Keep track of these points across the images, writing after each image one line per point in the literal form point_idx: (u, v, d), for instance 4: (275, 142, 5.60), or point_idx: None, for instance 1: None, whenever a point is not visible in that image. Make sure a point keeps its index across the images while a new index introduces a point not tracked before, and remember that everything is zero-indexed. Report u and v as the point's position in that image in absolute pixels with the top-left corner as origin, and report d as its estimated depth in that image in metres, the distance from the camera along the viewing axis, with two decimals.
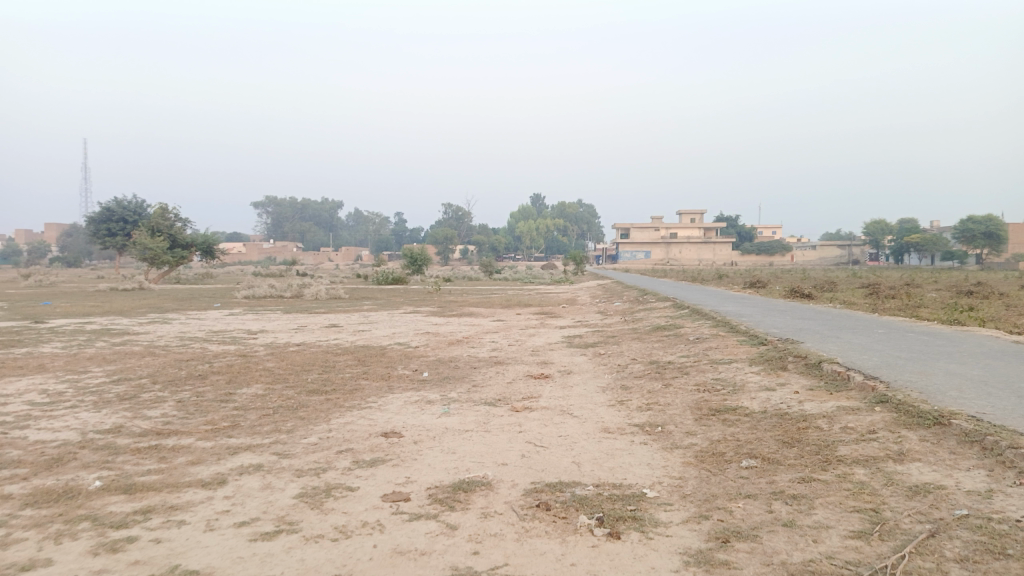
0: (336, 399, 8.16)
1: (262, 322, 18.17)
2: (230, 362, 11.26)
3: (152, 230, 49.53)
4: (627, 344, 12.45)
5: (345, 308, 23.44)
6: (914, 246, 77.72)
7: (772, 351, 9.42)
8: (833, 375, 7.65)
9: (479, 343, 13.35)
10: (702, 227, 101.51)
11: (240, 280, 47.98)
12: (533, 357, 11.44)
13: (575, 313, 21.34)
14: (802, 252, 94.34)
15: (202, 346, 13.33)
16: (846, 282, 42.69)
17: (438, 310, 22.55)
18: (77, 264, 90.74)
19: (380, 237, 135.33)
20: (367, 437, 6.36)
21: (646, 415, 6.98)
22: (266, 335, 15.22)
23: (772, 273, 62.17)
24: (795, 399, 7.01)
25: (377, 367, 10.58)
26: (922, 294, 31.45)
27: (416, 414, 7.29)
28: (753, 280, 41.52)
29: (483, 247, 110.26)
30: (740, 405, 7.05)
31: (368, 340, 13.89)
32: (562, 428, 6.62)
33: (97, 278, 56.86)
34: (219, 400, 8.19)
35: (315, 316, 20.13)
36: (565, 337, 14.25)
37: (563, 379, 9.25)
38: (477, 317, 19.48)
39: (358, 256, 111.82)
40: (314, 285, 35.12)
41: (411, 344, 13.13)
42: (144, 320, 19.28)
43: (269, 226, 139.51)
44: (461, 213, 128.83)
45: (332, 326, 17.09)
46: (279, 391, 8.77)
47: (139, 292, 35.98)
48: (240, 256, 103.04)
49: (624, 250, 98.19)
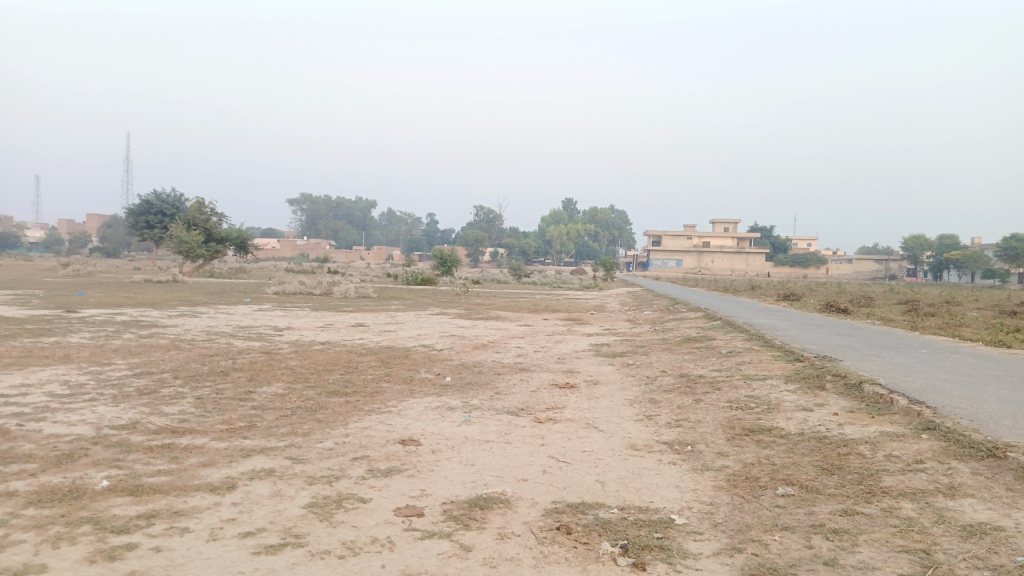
0: (356, 402, 7.97)
1: (290, 319, 18.14)
2: (253, 359, 11.16)
3: (188, 224, 50.19)
4: (657, 354, 12.10)
5: (373, 308, 23.39)
6: (954, 262, 75.74)
7: (809, 369, 9.02)
8: (874, 398, 7.26)
9: (505, 348, 13.10)
10: (736, 237, 100.21)
11: (272, 275, 48.42)
12: (559, 365, 11.16)
13: (604, 320, 21.00)
14: (838, 265, 92.59)
15: (227, 341, 13.28)
16: (883, 297, 41.62)
17: (465, 312, 22.38)
18: (116, 255, 92.49)
19: (411, 237, 135.95)
20: (384, 444, 6.14)
21: (675, 432, 6.67)
22: (292, 332, 15.14)
23: (807, 285, 61.00)
24: (834, 421, 6.64)
25: (400, 369, 10.39)
26: (963, 313, 30.49)
27: (436, 421, 7.06)
28: (787, 291, 40.71)
29: (513, 250, 110.08)
30: (775, 425, 6.70)
31: (392, 341, 13.71)
32: (587, 442, 6.33)
33: (134, 270, 57.81)
34: (238, 398, 8.05)
35: (342, 314, 20.06)
36: (593, 345, 13.94)
37: (589, 390, 8.96)
38: (504, 321, 19.24)
39: (389, 255, 112.39)
40: (344, 283, 35.22)
41: (436, 347, 12.93)
42: (173, 312, 19.37)
43: (302, 223, 140.97)
44: (492, 216, 128.89)
45: (358, 325, 16.97)
46: (299, 391, 8.61)
47: (172, 284, 36.43)
48: (274, 252, 104.19)
49: (655, 258, 97.32)
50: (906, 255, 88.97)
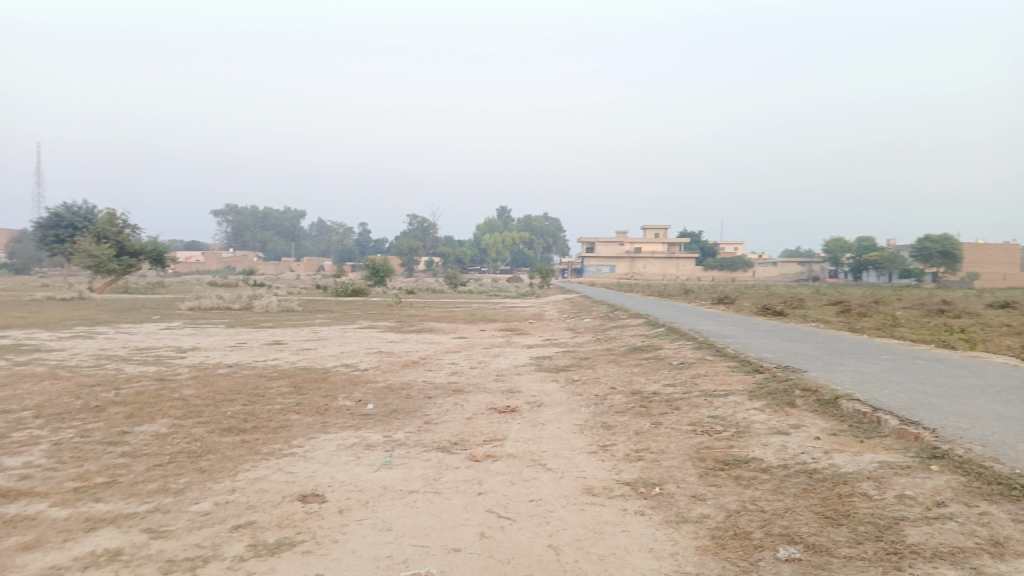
0: (254, 442, 6.60)
1: (198, 338, 16.40)
2: (142, 388, 9.58)
3: (97, 237, 46.96)
4: (604, 368, 11.07)
5: (295, 323, 21.72)
6: (873, 263, 78.33)
7: (774, 383, 8.12)
8: (857, 417, 6.37)
9: (437, 366, 11.83)
10: (667, 242, 101.42)
11: (190, 290, 45.72)
12: (497, 383, 10.00)
13: (542, 329, 19.97)
14: (765, 268, 94.72)
15: (118, 367, 11.57)
16: (812, 298, 42.11)
17: (396, 325, 20.94)
18: (24, 272, 86.79)
19: (342, 248, 132.67)
20: (278, 505, 4.83)
21: (637, 468, 5.60)
22: (197, 354, 13.46)
23: (737, 288, 61.76)
24: (818, 448, 5.70)
25: (314, 397, 9.01)
26: (892, 312, 30.86)
27: (349, 465, 5.77)
28: (722, 294, 40.66)
29: (447, 259, 108.55)
30: (752, 455, 5.69)
31: (310, 362, 12.26)
32: (534, 488, 5.18)
33: (38, 287, 53.80)
34: (106, 443, 6.57)
35: (259, 331, 18.38)
36: (533, 359, 12.80)
37: (532, 414, 7.80)
38: (437, 334, 17.95)
39: (318, 266, 109.33)
40: (267, 297, 33.21)
41: (359, 367, 11.57)
42: (66, 333, 17.32)
43: (227, 235, 135.97)
44: (426, 225, 127.20)
45: (275, 343, 15.43)
46: (188, 430, 7.16)
47: (77, 302, 33.66)
48: (198, 264, 99.89)
49: (589, 264, 97.59)
50: (829, 258, 91.64)
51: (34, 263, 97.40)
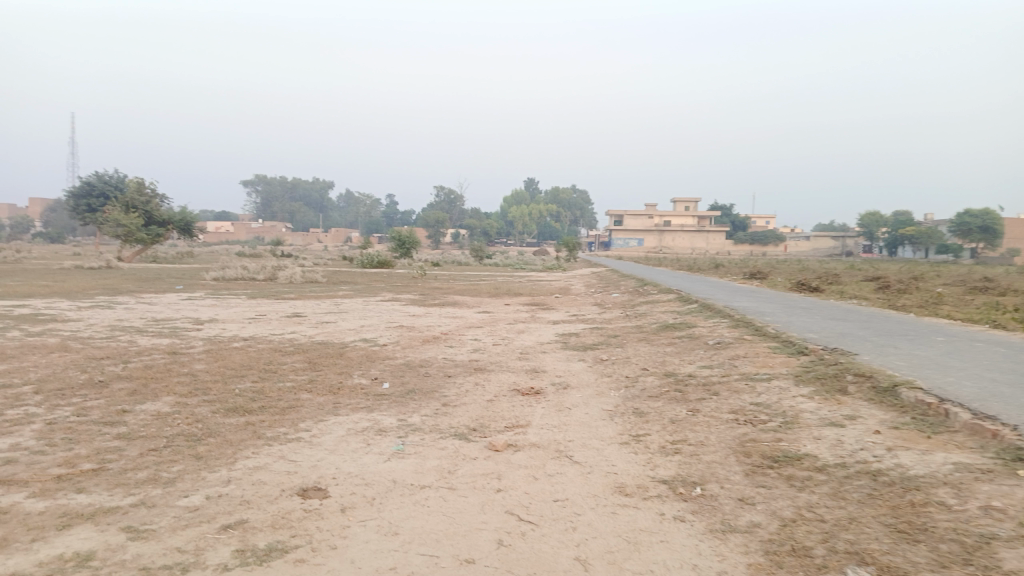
0: (259, 425, 6.15)
1: (218, 310, 16.06)
2: (151, 362, 9.21)
3: (127, 206, 47.18)
4: (635, 347, 10.45)
5: (317, 294, 21.39)
6: (909, 238, 76.18)
7: (822, 367, 7.46)
8: (921, 407, 5.71)
9: (459, 342, 11.30)
10: (696, 215, 99.76)
11: (218, 260, 45.81)
12: (521, 362, 9.46)
13: (568, 304, 19.35)
14: (797, 242, 92.77)
15: (131, 339, 11.24)
16: (847, 274, 40.84)
17: (419, 298, 20.47)
18: (60, 241, 88.20)
19: (370, 220, 132.75)
20: (274, 501, 4.35)
21: (675, 463, 5.03)
22: (214, 326, 13.11)
23: (767, 262, 60.46)
24: (880, 444, 5.07)
25: (328, 374, 8.55)
26: (932, 289, 29.71)
27: (357, 454, 5.28)
28: (754, 270, 39.55)
29: (474, 231, 108.04)
30: (804, 451, 5.09)
31: (328, 336, 11.82)
32: (559, 485, 4.64)
33: (70, 255, 54.36)
34: (102, 423, 6.17)
35: (281, 303, 18.05)
36: (560, 336, 12.22)
37: (558, 397, 7.24)
38: (461, 308, 17.43)
39: (345, 237, 109.58)
40: (292, 268, 32.99)
41: (378, 342, 11.08)
42: (86, 303, 17.11)
43: (257, 205, 136.73)
44: (453, 197, 126.50)
45: (295, 315, 15.03)
46: (190, 410, 6.73)
47: (105, 271, 33.75)
48: (227, 235, 100.52)
49: (617, 237, 96.48)
50: (863, 232, 89.41)
51: (68, 232, 98.93)
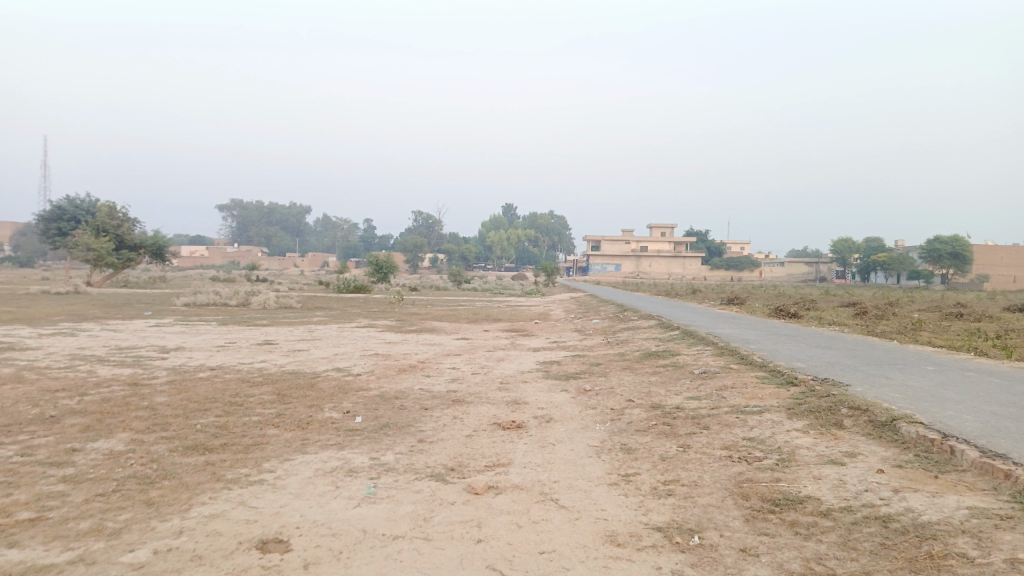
0: (220, 465, 5.69)
1: (186, 337, 15.49)
2: (109, 394, 8.69)
3: (97, 230, 46.26)
4: (618, 376, 10.11)
5: (291, 320, 20.86)
6: (882, 264, 77.17)
7: (815, 400, 7.16)
8: (924, 443, 5.43)
9: (436, 371, 10.87)
10: (673, 241, 100.42)
11: (191, 285, 44.93)
12: (501, 393, 9.07)
13: (548, 330, 19.01)
14: (772, 268, 93.51)
15: (90, 369, 10.67)
16: (824, 299, 41.03)
17: (396, 324, 20.02)
18: (29, 264, 86.42)
19: (347, 244, 131.92)
20: (229, 556, 3.91)
21: (670, 507, 4.67)
22: (181, 354, 12.57)
23: (743, 288, 60.76)
24: (886, 485, 4.76)
25: (297, 407, 8.09)
26: (907, 315, 29.82)
27: (325, 499, 4.85)
28: (732, 295, 39.59)
29: (452, 256, 107.68)
30: (805, 493, 4.76)
31: (300, 365, 11.33)
32: (545, 534, 4.25)
33: (38, 280, 53.12)
34: (47, 464, 5.67)
35: (252, 329, 17.50)
36: (540, 364, 11.84)
37: (541, 432, 6.86)
38: (438, 335, 17.02)
39: (322, 262, 108.74)
40: (266, 293, 32.34)
41: (352, 372, 10.63)
42: (48, 330, 16.44)
43: (232, 229, 135.37)
44: (431, 222, 126.19)
45: (266, 343, 14.51)
46: (146, 448, 6.24)
47: (72, 295, 32.80)
48: (202, 259, 99.17)
49: (595, 262, 96.74)
50: (837, 258, 90.49)
51: (38, 255, 97.04)
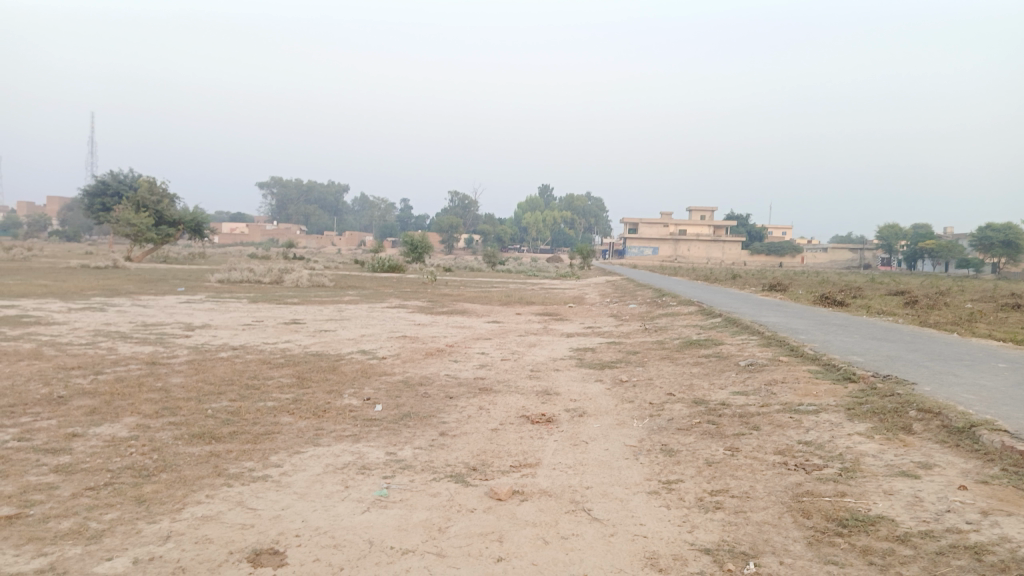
0: (224, 457, 5.26)
1: (214, 315, 15.24)
2: (124, 374, 8.36)
3: (137, 206, 46.76)
4: (657, 366, 9.48)
5: (321, 299, 20.55)
6: (930, 251, 74.65)
7: (878, 400, 6.46)
8: (1011, 455, 4.73)
9: (464, 356, 10.37)
10: (712, 225, 98.54)
11: (228, 261, 45.14)
12: (531, 382, 8.53)
13: (583, 315, 18.39)
14: (814, 254, 91.21)
15: (111, 346, 10.40)
16: (869, 287, 39.61)
17: (427, 305, 19.58)
18: (76, 239, 88.40)
19: (384, 224, 132.32)
20: (216, 570, 3.45)
21: (718, 524, 4.08)
22: (204, 333, 12.26)
23: (784, 274, 59.21)
24: (973, 505, 4.09)
25: (315, 393, 7.65)
26: (958, 305, 28.50)
27: (330, 501, 4.36)
28: (774, 281, 38.46)
29: (488, 237, 107.18)
30: (877, 512, 4.13)
31: (324, 346, 10.93)
32: (575, 554, 3.70)
33: (82, 254, 54.08)
34: (43, 452, 5.29)
35: (281, 308, 17.21)
36: (574, 350, 11.26)
37: (573, 428, 6.29)
38: (470, 317, 16.54)
39: (358, 241, 109.25)
40: (300, 271, 32.25)
41: (377, 356, 10.17)
42: (79, 305, 16.37)
43: (272, 208, 136.70)
44: (467, 202, 125.64)
45: (294, 323, 14.16)
46: (150, 436, 5.84)
47: (111, 270, 33.13)
48: (242, 237, 100.25)
49: (632, 246, 95.51)
50: (882, 245, 87.85)
51: (85, 230, 99.17)
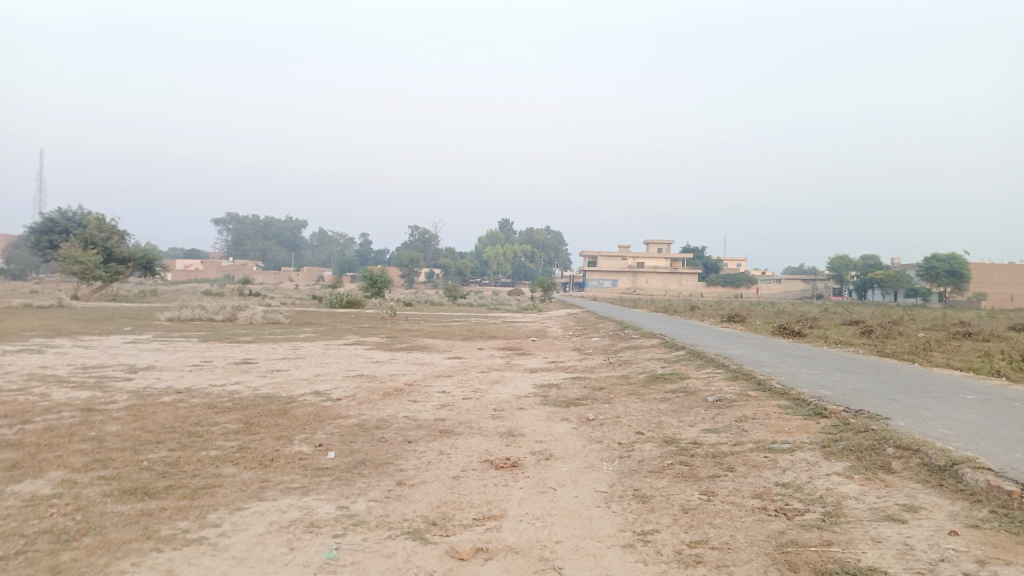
0: (156, 518, 4.76)
1: (160, 355, 14.51)
2: (55, 422, 7.73)
3: (85, 242, 45.33)
4: (624, 403, 9.18)
5: (275, 337, 19.89)
6: (879, 282, 76.52)
7: (854, 437, 6.26)
8: (998, 495, 4.52)
9: (424, 396, 9.93)
10: (669, 257, 99.80)
11: (180, 298, 43.89)
12: (494, 422, 8.15)
13: (545, 349, 18.09)
14: (769, 285, 92.85)
15: (44, 392, 9.71)
16: (824, 317, 40.20)
17: (386, 342, 19.06)
18: (20, 278, 85.47)
19: (342, 259, 130.94)
20: None
21: None
22: (148, 375, 11.58)
23: (740, 305, 59.97)
24: (968, 553, 3.84)
25: (263, 440, 7.14)
26: (913, 334, 28.92)
27: (273, 567, 3.92)
28: (732, 312, 38.79)
29: (448, 271, 106.73)
30: (867, 563, 3.85)
31: (276, 388, 10.39)
32: None
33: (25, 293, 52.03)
34: None
35: (233, 347, 16.52)
36: (538, 387, 10.91)
37: (540, 473, 5.93)
38: (430, 353, 16.09)
39: (316, 276, 107.76)
40: (255, 307, 31.37)
41: (332, 397, 9.67)
42: (15, 347, 15.47)
43: (227, 243, 134.41)
44: (427, 236, 125.37)
45: (245, 362, 13.54)
46: (75, 492, 5.30)
47: (54, 309, 31.80)
48: (197, 273, 98.02)
49: (591, 278, 96.05)
50: (834, 275, 89.87)
51: (30, 267, 95.90)
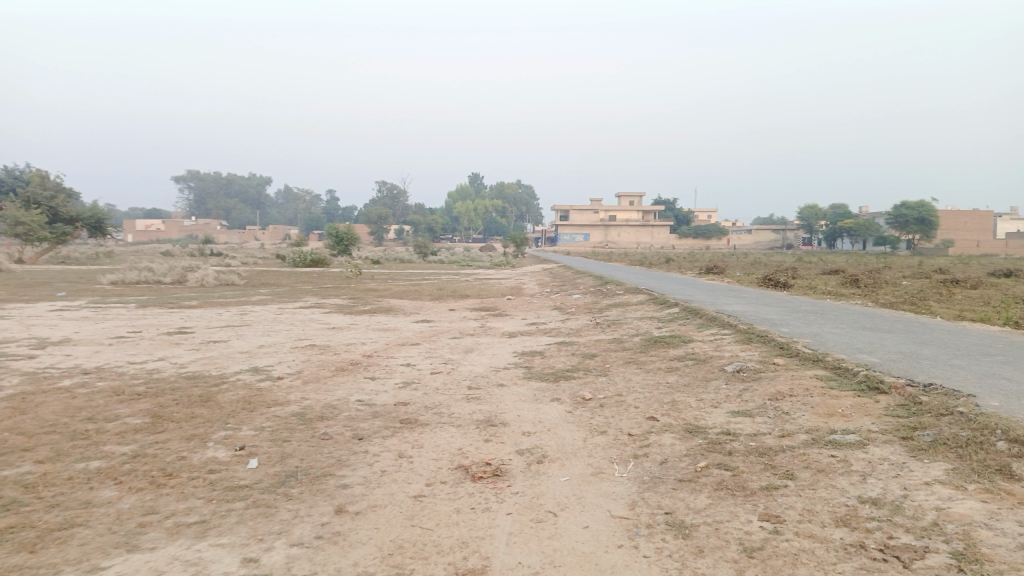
0: None
1: (83, 326, 12.60)
2: None
3: (29, 202, 42.41)
4: (623, 376, 7.65)
5: (224, 301, 17.97)
6: (850, 231, 75.97)
7: (940, 424, 4.78)
8: None
9: (384, 371, 8.28)
10: (641, 209, 98.35)
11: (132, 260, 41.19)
12: (469, 406, 6.58)
13: (523, 309, 16.50)
14: (741, 236, 92.04)
15: None
16: (803, 267, 39.10)
17: (347, 304, 17.29)
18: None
19: (308, 216, 127.26)
20: None
21: None
22: (56, 351, 9.73)
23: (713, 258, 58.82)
24: None
25: (170, 442, 5.48)
26: (898, 283, 27.74)
27: None
28: (710, 263, 37.46)
29: (417, 227, 104.19)
30: None
31: (207, 365, 8.68)
32: None
33: None
34: None
35: (172, 313, 14.63)
36: (520, 356, 9.37)
37: (533, 487, 4.38)
38: (395, 317, 14.39)
39: (281, 235, 104.37)
40: (212, 268, 29.24)
41: (271, 376, 7.97)
42: None
43: (188, 203, 129.67)
44: (396, 192, 122.48)
45: (181, 332, 11.71)
46: None
47: None
48: (157, 233, 94.41)
49: (563, 232, 94.31)
50: (805, 225, 89.30)
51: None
